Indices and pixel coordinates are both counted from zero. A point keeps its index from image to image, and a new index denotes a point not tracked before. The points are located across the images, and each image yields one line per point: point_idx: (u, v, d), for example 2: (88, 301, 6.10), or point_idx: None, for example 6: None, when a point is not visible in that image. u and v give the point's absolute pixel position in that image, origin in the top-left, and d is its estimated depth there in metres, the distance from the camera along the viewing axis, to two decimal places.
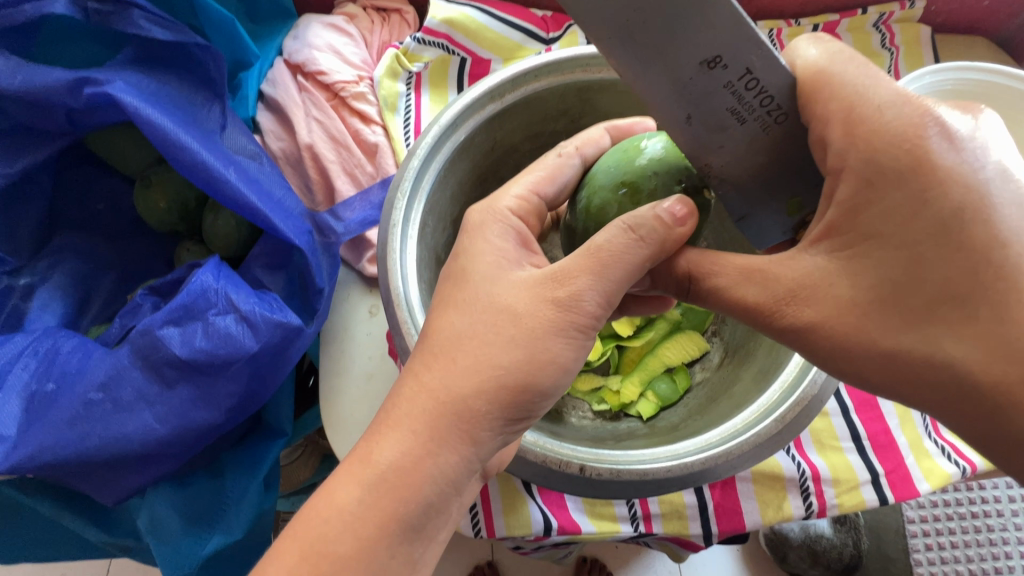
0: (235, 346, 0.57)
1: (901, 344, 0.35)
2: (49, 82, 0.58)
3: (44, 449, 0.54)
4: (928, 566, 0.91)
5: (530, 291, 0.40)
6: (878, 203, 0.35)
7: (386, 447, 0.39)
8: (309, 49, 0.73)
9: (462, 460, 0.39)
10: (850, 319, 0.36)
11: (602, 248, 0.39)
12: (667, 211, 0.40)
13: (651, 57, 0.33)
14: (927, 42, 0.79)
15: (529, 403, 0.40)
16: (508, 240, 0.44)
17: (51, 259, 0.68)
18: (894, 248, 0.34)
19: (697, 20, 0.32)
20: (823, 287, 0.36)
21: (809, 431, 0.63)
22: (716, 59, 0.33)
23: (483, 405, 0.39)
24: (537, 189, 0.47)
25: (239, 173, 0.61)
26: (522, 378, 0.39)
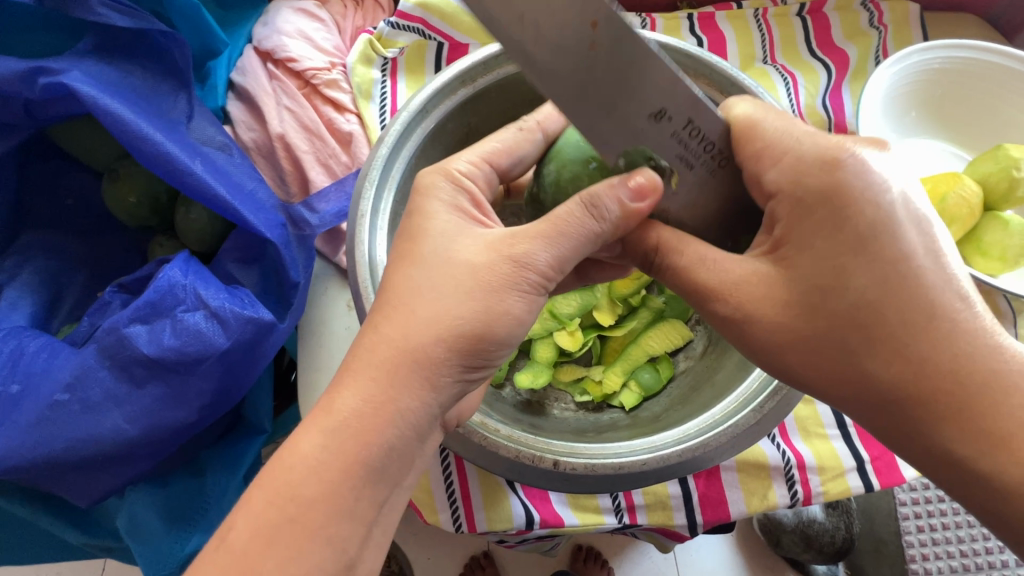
0: (205, 343, 0.56)
1: (824, 348, 0.37)
2: (2, 72, 0.55)
3: (11, 452, 0.53)
4: (920, 548, 0.92)
5: (485, 246, 0.39)
6: (810, 219, 0.36)
7: (348, 394, 0.37)
8: (279, 35, 0.70)
9: (425, 400, 0.38)
10: (793, 332, 0.37)
11: (560, 218, 0.38)
12: (630, 186, 0.37)
13: (603, 115, 0.33)
14: (917, 20, 0.77)
15: (486, 351, 0.39)
16: (456, 203, 0.42)
17: (19, 257, 0.66)
18: (822, 262, 0.36)
19: (640, 79, 0.32)
20: (752, 287, 0.38)
21: (794, 419, 0.62)
22: (663, 112, 0.33)
23: (441, 351, 0.37)
24: (489, 159, 0.44)
25: (206, 164, 0.60)
26: (479, 326, 0.38)
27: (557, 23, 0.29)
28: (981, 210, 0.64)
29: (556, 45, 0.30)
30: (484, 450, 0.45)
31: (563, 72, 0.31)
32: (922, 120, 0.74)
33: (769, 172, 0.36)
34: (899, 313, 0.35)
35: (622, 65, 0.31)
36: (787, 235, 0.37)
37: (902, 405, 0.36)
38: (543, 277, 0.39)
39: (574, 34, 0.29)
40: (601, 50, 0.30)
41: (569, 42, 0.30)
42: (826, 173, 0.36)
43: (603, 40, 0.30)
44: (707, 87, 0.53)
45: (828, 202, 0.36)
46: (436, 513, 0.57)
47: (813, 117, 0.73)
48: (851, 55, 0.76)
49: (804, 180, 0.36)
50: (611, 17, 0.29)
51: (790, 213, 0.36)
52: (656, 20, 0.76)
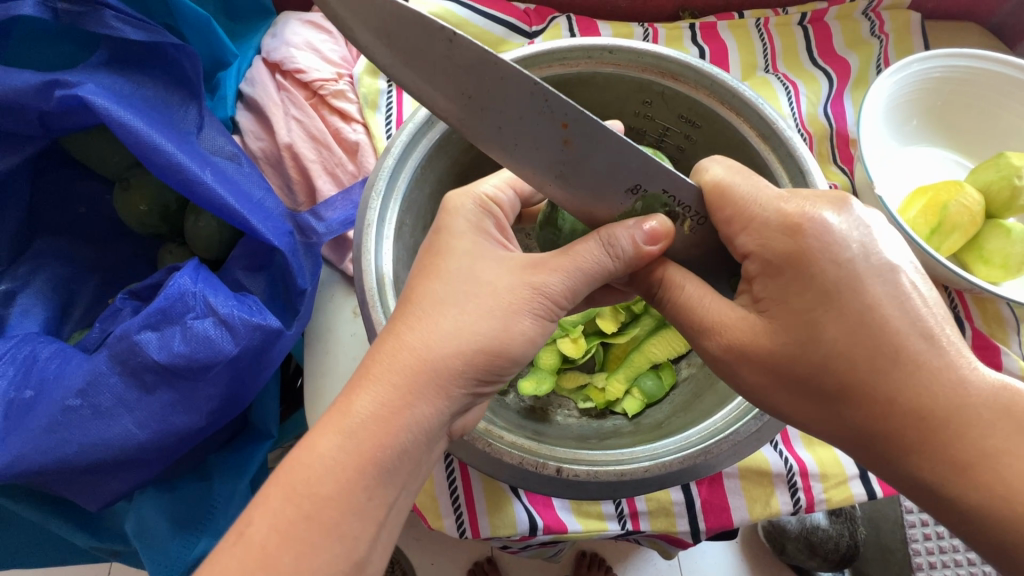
0: (214, 349, 0.57)
1: (804, 395, 0.37)
2: (18, 85, 0.57)
3: (22, 457, 0.54)
4: (928, 556, 0.91)
5: (510, 272, 0.41)
6: (782, 276, 0.37)
7: (366, 396, 0.37)
8: (287, 47, 0.72)
9: (440, 408, 0.39)
10: (768, 377, 0.38)
11: (579, 254, 0.40)
12: (644, 229, 0.38)
13: (585, 194, 0.39)
14: (917, 29, 0.78)
15: (498, 369, 0.40)
16: (486, 228, 0.43)
17: (32, 265, 0.67)
18: (797, 314, 0.36)
19: (611, 164, 0.37)
20: (735, 333, 0.38)
21: (796, 426, 0.63)
22: (636, 186, 0.38)
23: (461, 364, 0.38)
24: (517, 184, 0.47)
25: (216, 174, 0.61)
26: (496, 344, 0.39)
27: (533, 131, 0.35)
28: (983, 218, 0.65)
29: (533, 146, 0.36)
30: (489, 456, 0.46)
31: (544, 164, 0.37)
32: (923, 129, 0.74)
33: (741, 237, 0.38)
34: (873, 366, 0.35)
35: (592, 155, 0.36)
36: (761, 292, 0.38)
37: (883, 453, 0.35)
38: (554, 304, 0.41)
39: (549, 136, 0.35)
40: (573, 145, 0.36)
41: (545, 143, 0.36)
42: (787, 238, 0.36)
43: (574, 139, 0.35)
44: (709, 97, 0.53)
45: (793, 257, 0.36)
46: (440, 518, 0.58)
47: (815, 125, 0.74)
48: (853, 64, 0.77)
49: (773, 244, 0.37)
50: (577, 120, 0.34)
51: (762, 272, 0.38)
52: (658, 30, 0.77)
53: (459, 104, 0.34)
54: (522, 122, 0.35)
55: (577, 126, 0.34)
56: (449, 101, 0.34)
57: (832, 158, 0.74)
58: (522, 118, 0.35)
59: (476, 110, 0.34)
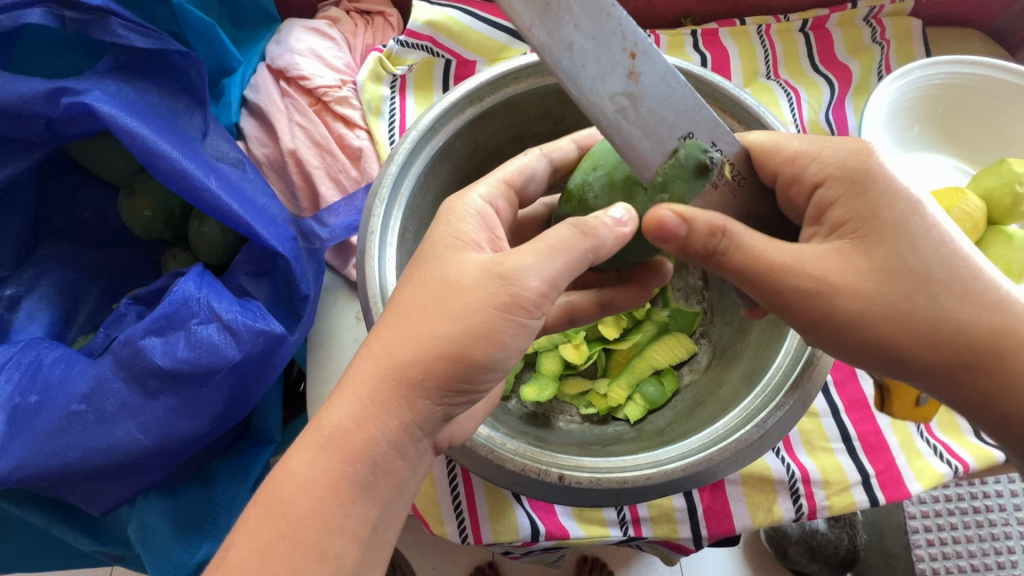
0: (217, 355, 0.57)
1: (906, 314, 0.37)
2: (26, 92, 0.57)
3: (28, 461, 0.54)
4: (931, 561, 0.90)
5: (479, 270, 0.39)
6: (864, 195, 0.38)
7: (337, 407, 0.38)
8: (291, 54, 0.72)
9: (407, 423, 0.38)
10: (868, 302, 0.37)
11: (548, 237, 0.39)
12: (615, 215, 0.40)
13: (644, 136, 0.37)
14: (918, 35, 0.78)
15: (467, 373, 0.38)
16: (473, 222, 0.43)
17: (37, 270, 0.68)
18: (887, 231, 0.37)
19: (670, 104, 0.37)
20: (827, 260, 0.38)
21: (799, 432, 0.62)
22: (690, 135, 0.38)
23: (421, 372, 0.38)
24: (506, 180, 0.48)
25: (220, 181, 0.61)
26: (462, 349, 0.38)
27: (604, 56, 0.35)
28: (985, 225, 0.65)
29: (599, 73, 0.35)
30: (490, 462, 0.46)
31: (608, 91, 0.35)
32: (925, 134, 0.75)
33: (810, 170, 0.40)
34: (955, 275, 0.37)
35: (656, 90, 0.37)
36: (844, 215, 0.39)
37: (977, 359, 0.37)
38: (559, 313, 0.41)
39: (618, 65, 0.35)
40: (637, 78, 0.36)
41: (613, 69, 0.35)
42: (856, 158, 0.39)
43: (639, 69, 0.36)
44: (711, 106, 0.53)
45: (865, 178, 0.39)
46: (442, 523, 0.58)
47: (816, 131, 0.74)
48: (855, 70, 0.77)
49: (846, 164, 0.39)
50: (646, 51, 0.36)
51: (844, 193, 0.39)
52: (660, 36, 0.77)
53: (534, 8, 0.32)
54: (595, 42, 0.34)
55: (645, 56, 0.36)
56: (522, 6, 0.32)
57: None
58: (593, 43, 0.34)
59: (549, 21, 0.33)
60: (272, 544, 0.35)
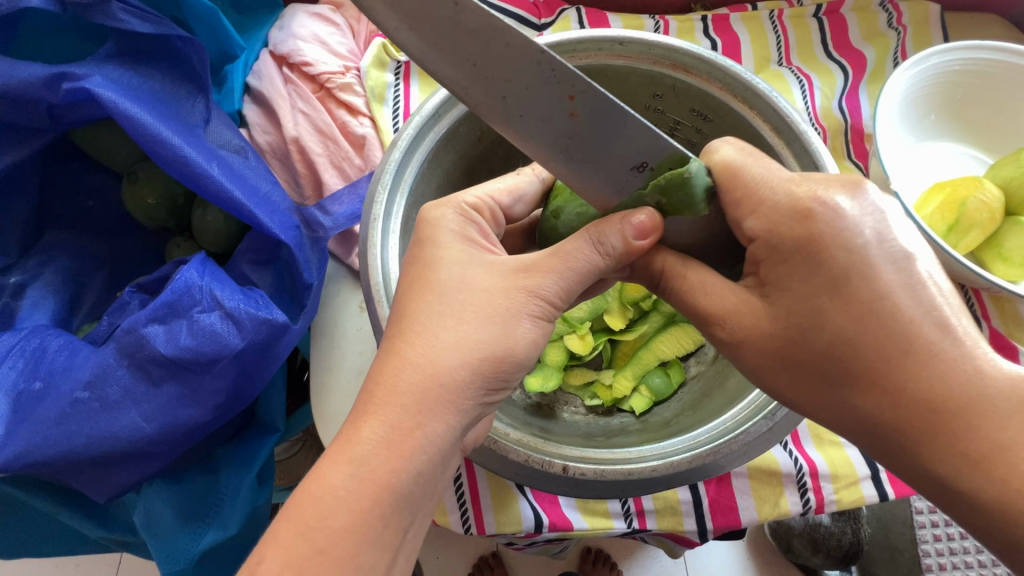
0: (220, 343, 0.57)
1: (804, 379, 0.38)
2: (26, 78, 0.57)
3: (31, 448, 0.54)
4: (937, 557, 0.90)
5: (499, 277, 0.41)
6: (787, 261, 0.37)
7: (373, 425, 0.37)
8: (294, 39, 0.71)
9: (451, 425, 0.38)
10: (763, 359, 0.39)
11: (569, 253, 0.40)
12: (633, 224, 0.39)
13: (591, 169, 0.38)
14: (937, 20, 0.76)
15: (506, 373, 0.40)
16: (464, 233, 0.43)
17: (42, 257, 0.68)
18: (798, 304, 0.37)
19: (618, 137, 0.37)
20: (744, 318, 0.39)
21: (807, 426, 0.62)
22: (643, 164, 0.38)
23: (466, 375, 0.38)
24: (495, 196, 0.46)
25: (223, 168, 0.60)
26: (501, 349, 0.39)
27: (540, 102, 0.35)
28: (1002, 215, 0.63)
29: (538, 119, 0.36)
30: (494, 453, 0.45)
31: (550, 135, 0.37)
32: (942, 123, 0.73)
33: (748, 220, 0.38)
34: (883, 349, 0.35)
35: (598, 128, 0.36)
36: (769, 275, 0.38)
37: (888, 442, 0.36)
38: (552, 306, 0.41)
39: (556, 110, 0.36)
40: (579, 119, 0.36)
41: (553, 115, 0.36)
42: (797, 221, 0.36)
43: (580, 112, 0.35)
44: (722, 91, 0.52)
45: (801, 242, 0.36)
46: (445, 514, 0.58)
47: (829, 120, 0.73)
48: (869, 57, 0.75)
49: (788, 221, 0.37)
50: (585, 94, 0.34)
51: (768, 257, 0.38)
52: (669, 22, 0.76)
53: (463, 72, 0.34)
54: (528, 91, 0.35)
55: (586, 98, 0.35)
56: (456, 72, 0.34)
57: (846, 154, 0.72)
58: (527, 92, 0.35)
59: (483, 79, 0.35)
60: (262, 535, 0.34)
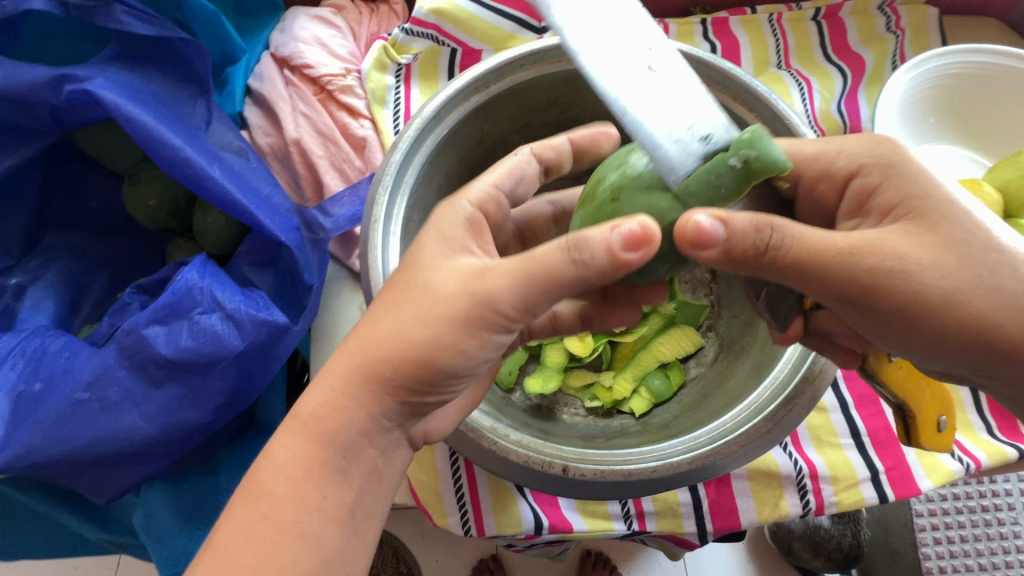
0: (221, 345, 0.57)
1: (944, 302, 0.36)
2: (28, 80, 0.57)
3: (34, 448, 0.55)
4: (938, 560, 0.88)
5: (458, 281, 0.38)
6: (900, 179, 0.38)
7: (311, 396, 0.39)
8: (296, 43, 0.72)
9: (374, 416, 0.39)
10: (921, 288, 0.36)
11: (534, 259, 0.36)
12: (623, 233, 0.34)
13: (662, 131, 0.35)
14: (935, 24, 0.76)
15: (432, 381, 0.39)
16: (458, 227, 0.41)
17: (43, 259, 0.68)
18: (934, 220, 0.37)
19: (687, 100, 0.36)
20: (886, 254, 0.36)
21: (807, 428, 0.62)
22: (708, 136, 0.36)
23: (389, 372, 0.38)
24: (497, 184, 0.45)
25: (224, 169, 0.61)
26: (424, 355, 0.37)
27: (625, 47, 0.36)
28: (1000, 218, 0.64)
29: (616, 65, 0.36)
30: (494, 455, 0.45)
31: (627, 78, 0.36)
32: (941, 126, 0.73)
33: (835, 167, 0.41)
34: (1011, 258, 0.36)
35: (670, 89, 0.36)
36: (891, 199, 0.38)
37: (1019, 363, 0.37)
38: (498, 319, 0.38)
39: (637, 56, 0.36)
40: (656, 74, 0.36)
41: (633, 60, 0.36)
42: (877, 148, 0.40)
43: (659, 62, 0.36)
44: (722, 94, 0.52)
45: (900, 163, 0.39)
46: (445, 516, 0.58)
47: (828, 123, 0.73)
48: (868, 60, 0.76)
49: (866, 161, 0.40)
50: (660, 50, 0.37)
51: (883, 178, 0.39)
52: (669, 25, 0.76)
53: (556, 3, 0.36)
54: (613, 35, 0.36)
55: (664, 55, 0.37)
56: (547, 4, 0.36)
57: None
58: (608, 43, 0.36)
59: (570, 19, 0.36)
60: None
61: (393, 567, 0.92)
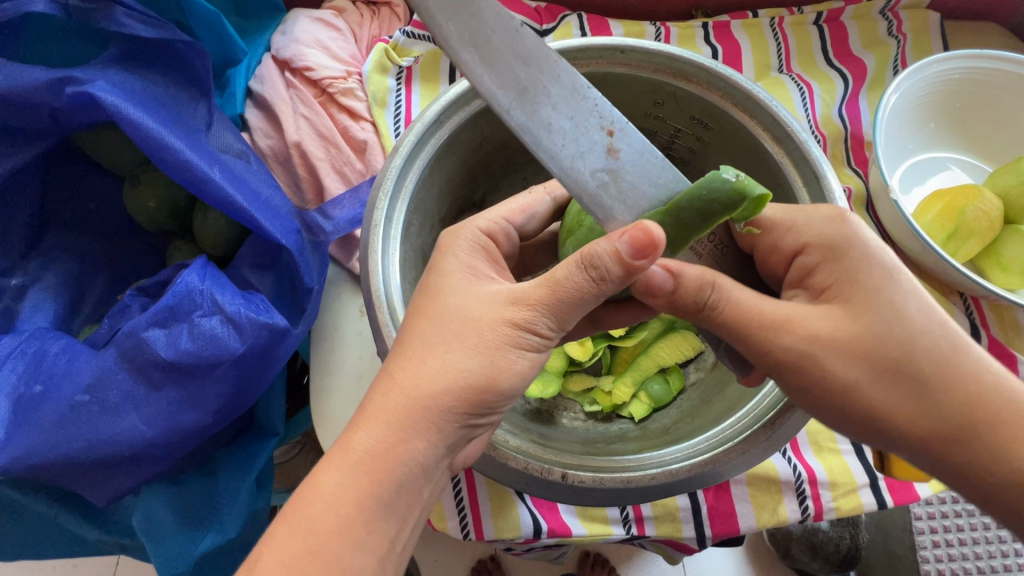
0: (221, 348, 0.57)
1: (883, 378, 0.38)
2: (30, 82, 0.57)
3: (32, 451, 0.55)
4: (937, 563, 0.88)
5: (495, 308, 0.40)
6: (843, 260, 0.40)
7: (364, 433, 0.38)
8: (297, 44, 0.71)
9: (434, 445, 0.39)
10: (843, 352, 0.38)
11: (559, 283, 0.39)
12: (627, 240, 0.36)
13: (622, 207, 0.39)
14: (936, 29, 0.76)
15: (491, 401, 0.40)
16: (477, 256, 0.44)
17: (44, 260, 0.68)
18: (871, 297, 0.38)
19: (645, 176, 0.40)
20: (823, 323, 0.39)
21: (806, 433, 0.62)
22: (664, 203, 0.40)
23: (450, 401, 0.39)
24: (506, 216, 0.48)
25: (224, 171, 0.61)
26: (485, 379, 0.39)
27: (581, 135, 0.38)
28: (1001, 223, 0.63)
29: (579, 150, 0.38)
30: (494, 460, 0.45)
31: (587, 169, 0.38)
32: (942, 132, 0.73)
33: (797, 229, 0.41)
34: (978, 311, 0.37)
35: (630, 166, 0.39)
36: (826, 281, 0.40)
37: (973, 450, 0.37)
38: (541, 339, 0.40)
39: (596, 143, 0.38)
40: (617, 154, 0.39)
41: (592, 147, 0.38)
42: (832, 225, 0.41)
43: (617, 146, 0.39)
44: (723, 99, 0.52)
45: (843, 245, 0.40)
46: (444, 519, 0.58)
47: (829, 127, 0.73)
48: (870, 65, 0.76)
49: (823, 233, 0.41)
50: (622, 129, 0.39)
51: (822, 260, 0.40)
52: (670, 28, 0.76)
53: (513, 92, 0.36)
54: (574, 121, 0.37)
55: (621, 133, 0.39)
56: (502, 89, 0.35)
57: (846, 161, 0.73)
58: (570, 127, 0.37)
59: (530, 104, 0.36)
60: (257, 542, 0.35)
61: None
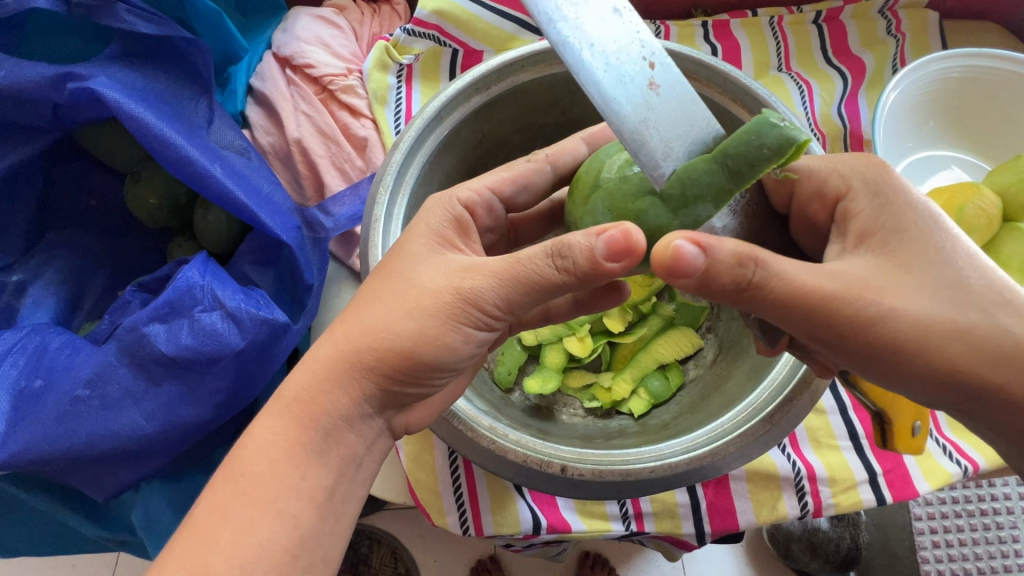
0: (221, 343, 0.57)
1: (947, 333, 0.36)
2: (32, 78, 0.58)
3: (32, 445, 0.55)
4: (936, 564, 0.88)
5: (445, 279, 0.40)
6: (887, 208, 0.38)
7: (332, 398, 0.40)
8: (298, 42, 0.72)
9: (359, 402, 0.41)
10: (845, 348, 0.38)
11: (520, 262, 0.39)
12: (605, 241, 0.35)
13: (655, 146, 0.35)
14: (935, 28, 0.76)
15: (416, 372, 0.41)
16: (449, 225, 0.44)
17: (44, 256, 0.68)
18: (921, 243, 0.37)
19: (684, 123, 0.35)
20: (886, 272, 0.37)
21: (806, 430, 0.62)
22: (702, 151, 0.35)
23: (373, 359, 0.40)
24: (495, 187, 0.48)
25: (225, 168, 0.61)
26: (410, 346, 0.40)
27: (620, 65, 0.35)
28: (1000, 221, 0.64)
29: (615, 75, 0.35)
30: (493, 454, 0.46)
31: (625, 100, 0.34)
32: (942, 130, 0.73)
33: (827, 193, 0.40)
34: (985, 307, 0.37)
35: (670, 106, 0.35)
36: (871, 226, 0.38)
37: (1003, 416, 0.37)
38: (484, 314, 0.40)
39: (635, 71, 0.35)
40: (657, 89, 0.35)
41: (631, 80, 0.35)
42: (869, 170, 0.40)
43: (657, 80, 0.35)
44: (722, 96, 0.53)
45: (886, 190, 0.39)
46: (443, 515, 0.58)
47: (828, 125, 0.73)
48: (869, 63, 0.76)
49: (862, 186, 0.39)
50: (664, 64, 0.35)
51: (869, 205, 0.39)
52: (670, 27, 0.76)
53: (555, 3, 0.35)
54: (615, 44, 0.35)
55: (663, 67, 0.35)
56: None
57: None
58: (608, 50, 0.35)
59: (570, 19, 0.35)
60: None
61: (390, 567, 0.92)
